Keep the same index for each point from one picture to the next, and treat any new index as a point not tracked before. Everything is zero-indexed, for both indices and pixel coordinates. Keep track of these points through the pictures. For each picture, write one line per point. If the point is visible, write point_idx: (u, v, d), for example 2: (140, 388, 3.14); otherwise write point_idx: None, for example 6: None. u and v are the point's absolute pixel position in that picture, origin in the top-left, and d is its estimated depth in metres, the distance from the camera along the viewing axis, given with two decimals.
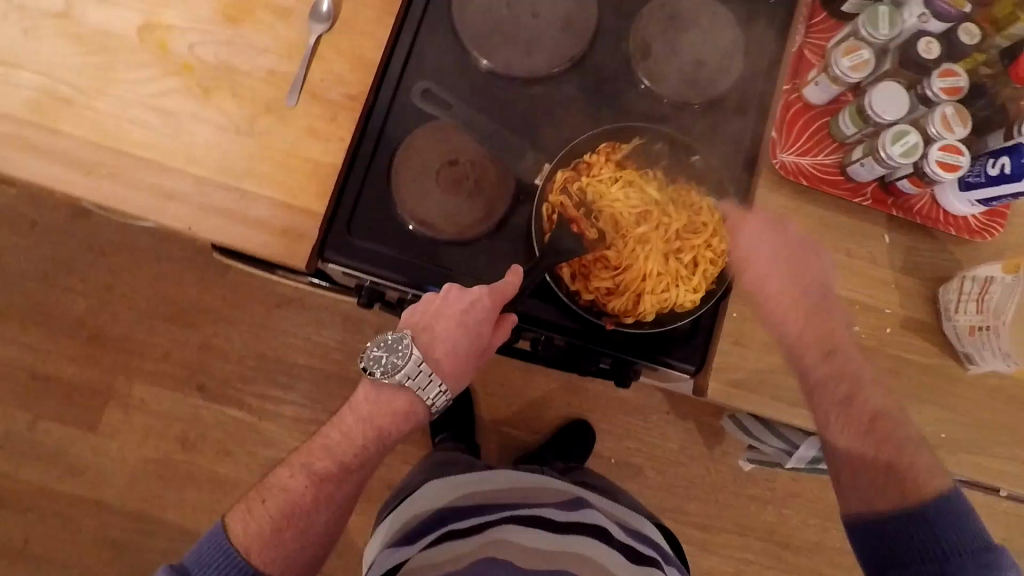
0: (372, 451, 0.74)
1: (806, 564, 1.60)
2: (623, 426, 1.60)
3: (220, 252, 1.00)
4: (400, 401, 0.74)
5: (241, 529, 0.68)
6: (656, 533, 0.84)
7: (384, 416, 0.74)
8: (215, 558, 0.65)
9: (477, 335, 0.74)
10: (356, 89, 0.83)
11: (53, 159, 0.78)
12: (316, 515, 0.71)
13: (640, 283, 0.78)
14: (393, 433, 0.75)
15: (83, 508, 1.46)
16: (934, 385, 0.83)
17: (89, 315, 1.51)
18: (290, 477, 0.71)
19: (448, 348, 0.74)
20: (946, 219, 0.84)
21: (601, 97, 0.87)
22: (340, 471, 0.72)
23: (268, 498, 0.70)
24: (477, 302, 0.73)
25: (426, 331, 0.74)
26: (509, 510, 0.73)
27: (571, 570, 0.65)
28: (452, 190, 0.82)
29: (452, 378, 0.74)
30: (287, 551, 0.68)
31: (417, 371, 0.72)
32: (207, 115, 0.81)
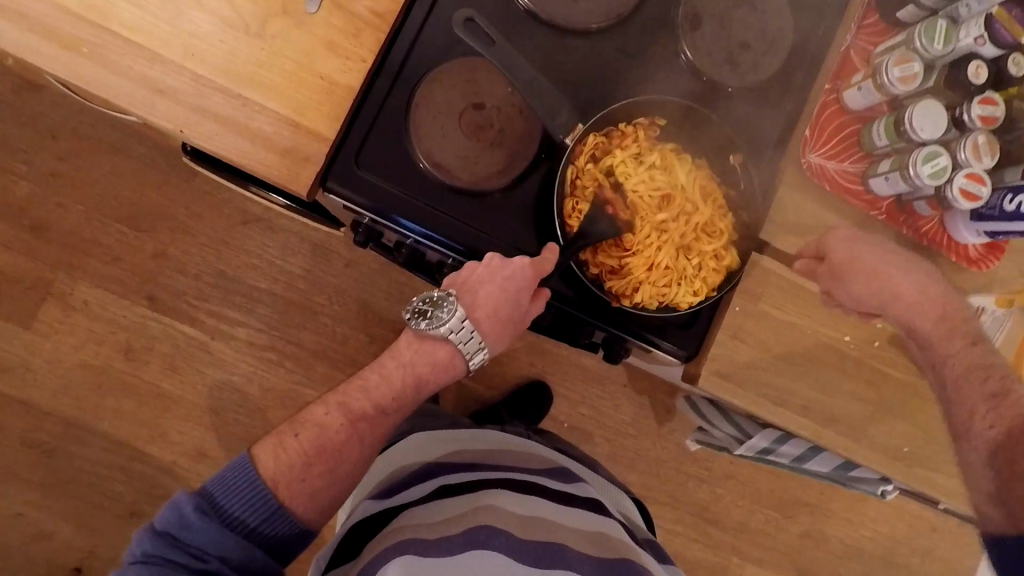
0: (408, 397, 0.74)
1: (729, 541, 1.70)
2: (580, 393, 1.62)
3: (190, 154, 0.97)
4: (441, 352, 0.74)
5: (269, 461, 0.64)
6: (635, 513, 0.86)
7: (425, 366, 0.74)
8: (242, 484, 0.61)
9: (517, 301, 0.73)
10: (385, 7, 0.76)
11: (22, 24, 0.68)
12: (346, 453, 0.68)
13: (644, 272, 0.76)
14: (431, 384, 0.75)
15: (10, 405, 1.37)
16: (901, 399, 0.87)
17: (32, 203, 1.38)
18: (325, 413, 0.69)
19: (488, 311, 0.73)
20: (949, 244, 0.85)
21: (641, 63, 0.83)
22: (375, 413, 0.71)
23: (301, 432, 0.67)
24: (521, 271, 0.72)
25: (471, 290, 0.73)
26: (503, 472, 0.72)
27: (568, 542, 0.63)
28: (474, 137, 0.77)
29: (492, 338, 0.75)
30: (314, 487, 0.65)
31: (461, 326, 0.73)
32: (212, 5, 0.72)
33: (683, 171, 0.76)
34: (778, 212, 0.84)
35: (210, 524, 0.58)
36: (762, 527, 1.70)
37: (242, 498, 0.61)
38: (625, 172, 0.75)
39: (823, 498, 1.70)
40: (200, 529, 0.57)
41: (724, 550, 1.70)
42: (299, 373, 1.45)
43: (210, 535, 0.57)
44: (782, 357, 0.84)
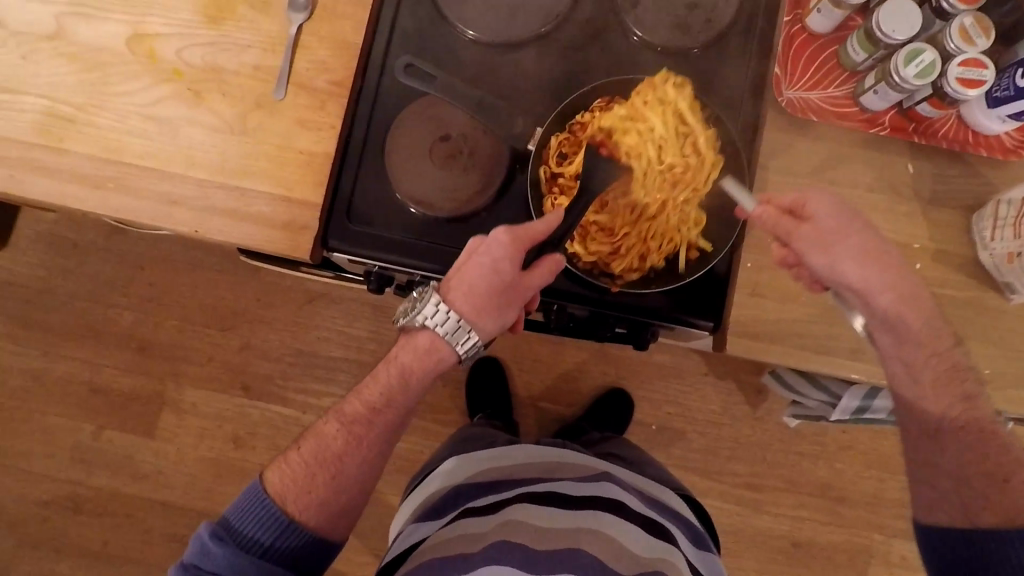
0: (401, 393, 0.72)
1: (867, 518, 1.50)
2: (663, 391, 1.52)
3: (246, 255, 1.03)
4: (424, 338, 0.72)
5: (278, 479, 0.68)
6: (684, 507, 0.88)
7: (411, 361, 0.72)
8: (253, 507, 0.65)
9: (496, 272, 0.70)
10: (342, 75, 0.83)
11: (61, 177, 0.81)
12: (348, 459, 0.69)
13: (644, 244, 0.77)
14: (424, 374, 0.72)
15: (150, 508, 1.52)
16: (972, 318, 0.78)
17: (136, 327, 1.56)
18: (325, 424, 0.71)
19: (467, 292, 0.70)
20: (976, 139, 0.79)
21: (590, 53, 0.84)
22: (370, 415, 0.71)
23: (303, 445, 0.70)
24: (495, 242, 0.69)
25: (449, 275, 0.72)
26: (527, 487, 0.79)
27: (584, 547, 0.68)
28: (446, 166, 0.82)
29: (477, 317, 0.70)
30: (321, 497, 0.67)
31: (436, 310, 0.70)
32: (201, 119, 0.82)
33: (660, 123, 0.75)
34: (771, 157, 0.80)
35: (225, 549, 0.62)
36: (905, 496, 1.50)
37: (253, 519, 0.64)
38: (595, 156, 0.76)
39: None
40: (217, 555, 0.61)
41: (866, 529, 1.50)
42: None
43: (226, 559, 0.61)
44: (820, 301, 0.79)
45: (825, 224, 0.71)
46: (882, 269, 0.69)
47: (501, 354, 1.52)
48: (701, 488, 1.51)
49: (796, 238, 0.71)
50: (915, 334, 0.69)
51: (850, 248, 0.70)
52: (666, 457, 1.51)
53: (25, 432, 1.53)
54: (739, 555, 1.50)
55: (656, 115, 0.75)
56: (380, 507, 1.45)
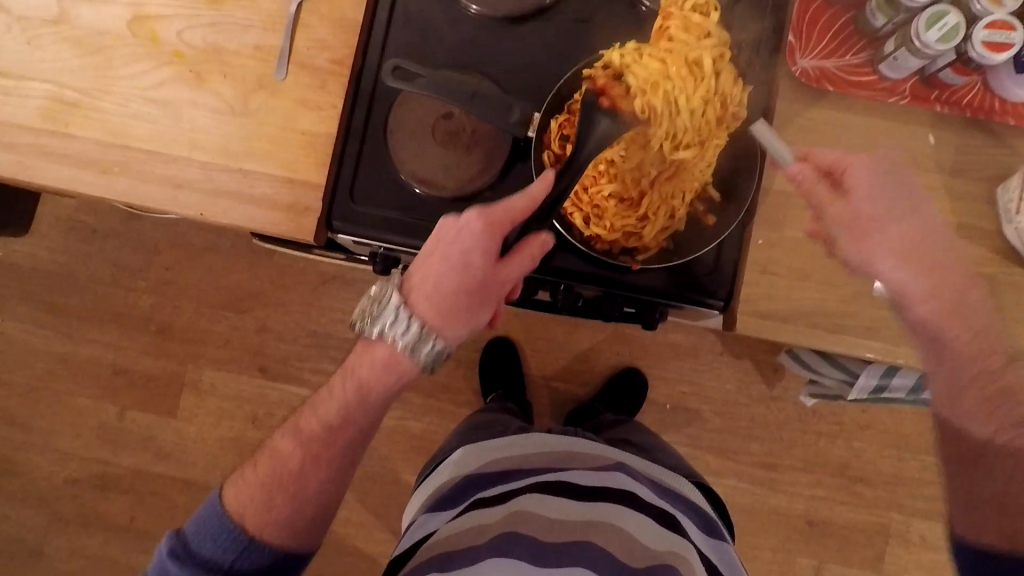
0: (359, 409, 0.70)
1: (885, 498, 1.48)
2: (677, 371, 1.50)
3: (257, 238, 1.03)
4: (383, 349, 0.69)
5: (236, 497, 0.68)
6: (699, 495, 0.87)
7: (368, 376, 0.70)
8: (211, 527, 0.66)
9: (466, 267, 0.66)
10: (342, 53, 0.82)
11: (69, 162, 0.81)
12: (307, 476, 0.69)
13: (669, 202, 0.74)
14: (381, 386, 0.70)
15: (175, 485, 1.56)
16: (994, 294, 0.76)
17: (155, 311, 1.58)
18: (284, 440, 0.71)
19: (432, 292, 0.67)
20: (1003, 107, 0.75)
21: (595, 25, 0.82)
22: (329, 431, 0.70)
23: (263, 462, 0.70)
24: (463, 233, 0.67)
25: (413, 272, 0.69)
26: (535, 477, 0.78)
27: (592, 539, 0.70)
28: (449, 145, 0.80)
29: (444, 317, 0.67)
30: (280, 516, 0.67)
31: (397, 315, 0.67)
32: (204, 101, 0.82)
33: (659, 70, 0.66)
34: (783, 131, 0.78)
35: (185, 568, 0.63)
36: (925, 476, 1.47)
37: (212, 540, 0.65)
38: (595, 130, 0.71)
39: None
40: None
41: (884, 509, 1.48)
42: (398, 409, 1.48)
43: None
44: (832, 278, 0.77)
45: (861, 207, 0.72)
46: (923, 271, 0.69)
47: (514, 334, 1.51)
48: (716, 468, 1.49)
49: (830, 213, 0.73)
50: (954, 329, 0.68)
51: (882, 235, 0.71)
52: (682, 437, 1.50)
53: (53, 412, 1.57)
54: (756, 534, 1.49)
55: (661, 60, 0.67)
56: (395, 485, 1.47)
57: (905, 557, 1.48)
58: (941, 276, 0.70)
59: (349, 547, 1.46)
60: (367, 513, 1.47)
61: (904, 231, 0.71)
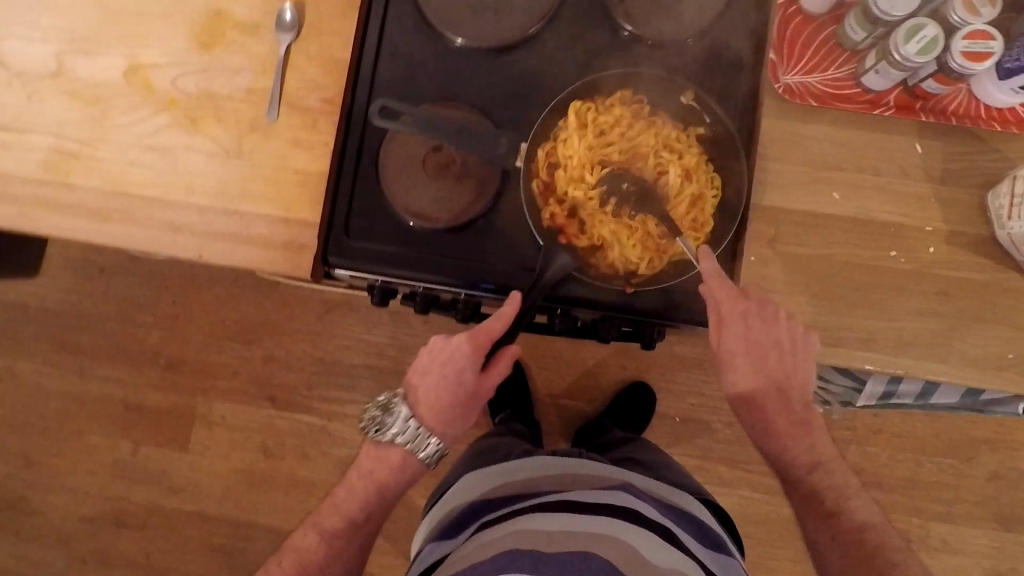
0: (380, 500, 0.77)
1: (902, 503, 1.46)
2: (684, 383, 1.50)
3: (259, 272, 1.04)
4: (395, 454, 0.76)
5: None
6: (707, 515, 0.86)
7: (386, 472, 0.76)
8: None
9: (461, 381, 0.75)
10: (332, 92, 0.83)
11: (70, 211, 0.83)
12: (331, 568, 0.74)
13: (659, 240, 0.76)
14: (396, 484, 0.77)
15: (189, 519, 1.57)
16: (993, 300, 0.75)
17: (163, 345, 1.59)
18: (303, 538, 0.75)
19: (430, 403, 0.76)
20: (988, 114, 0.76)
21: (579, 52, 0.83)
22: (350, 527, 0.75)
23: (284, 561, 0.74)
24: (457, 349, 0.75)
25: (412, 382, 0.78)
26: (539, 498, 0.78)
27: (595, 548, 0.68)
28: (440, 177, 0.81)
29: (444, 424, 0.76)
30: None
31: (406, 426, 0.75)
32: (200, 145, 0.83)
33: (638, 131, 0.77)
34: (771, 147, 0.78)
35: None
36: (943, 479, 1.44)
37: None
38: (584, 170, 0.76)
39: (1004, 429, 1.44)
40: None
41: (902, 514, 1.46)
42: None
43: None
44: (828, 291, 0.77)
45: (726, 344, 0.75)
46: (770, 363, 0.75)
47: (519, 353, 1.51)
48: (729, 479, 1.48)
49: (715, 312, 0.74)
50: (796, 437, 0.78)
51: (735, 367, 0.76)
52: (693, 450, 1.49)
53: (65, 452, 1.58)
54: (774, 545, 1.47)
55: (638, 123, 0.77)
56: (407, 511, 1.47)
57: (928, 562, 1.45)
58: (791, 392, 0.77)
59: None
60: (381, 539, 1.46)
61: (761, 359, 0.75)
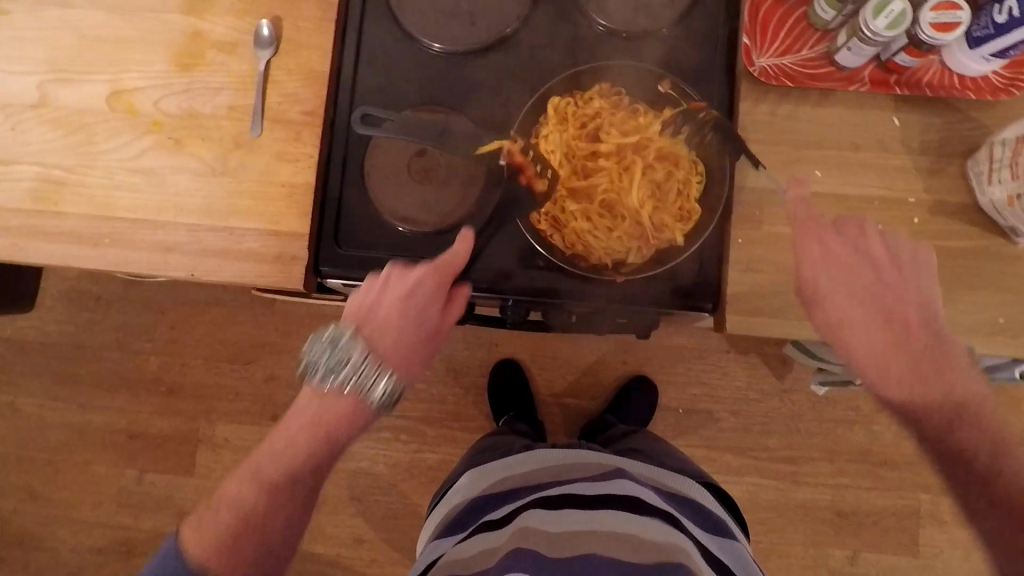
0: (326, 448, 0.68)
1: (909, 479, 1.46)
2: (685, 374, 1.50)
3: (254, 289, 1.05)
4: (346, 397, 0.68)
5: (193, 545, 0.64)
6: (709, 498, 0.86)
7: (332, 417, 0.68)
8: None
9: (423, 319, 0.71)
10: (314, 104, 0.84)
11: (60, 238, 0.83)
12: (273, 523, 0.66)
13: (646, 228, 0.76)
14: (346, 430, 0.69)
15: None
16: (982, 267, 0.76)
17: (163, 370, 1.59)
18: (241, 487, 0.67)
19: (389, 339, 0.70)
20: (963, 83, 0.77)
21: (555, 49, 0.84)
22: (292, 478, 0.67)
23: (220, 512, 0.66)
24: (420, 283, 0.72)
25: (361, 322, 0.70)
26: (540, 492, 0.78)
27: (598, 549, 0.68)
28: (426, 180, 0.82)
29: (405, 363, 0.70)
30: (244, 567, 0.64)
31: (360, 365, 0.67)
32: (186, 165, 0.84)
33: (617, 121, 0.78)
34: (751, 130, 0.79)
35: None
36: None
37: None
38: (565, 163, 0.78)
39: (1008, 399, 1.44)
40: None
41: (910, 490, 1.46)
42: (412, 443, 1.48)
43: None
44: None
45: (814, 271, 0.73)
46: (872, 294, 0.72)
47: (519, 355, 1.51)
48: (736, 467, 1.48)
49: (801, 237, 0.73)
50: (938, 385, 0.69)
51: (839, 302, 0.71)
52: (698, 440, 1.49)
53: (71, 483, 1.57)
54: (785, 530, 1.47)
55: (617, 113, 0.78)
56: (417, 519, 1.47)
57: (939, 537, 1.45)
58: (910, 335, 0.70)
59: None
60: (392, 549, 1.46)
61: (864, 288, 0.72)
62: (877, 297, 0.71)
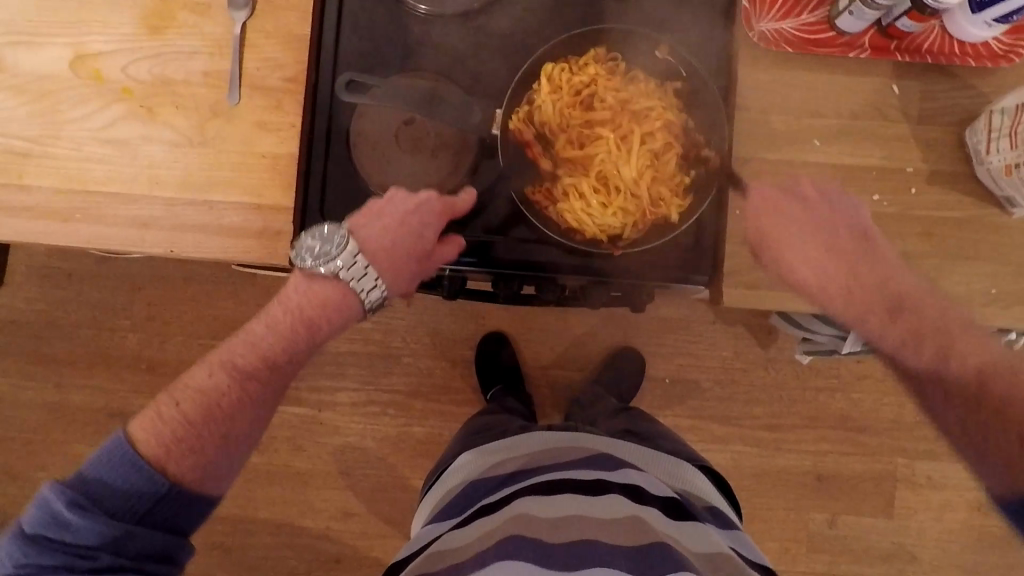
0: (301, 342, 0.72)
1: (888, 444, 1.50)
2: (672, 344, 1.50)
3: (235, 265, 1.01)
4: (332, 289, 0.72)
5: (147, 437, 0.64)
6: (706, 487, 0.86)
7: (312, 310, 0.72)
8: (121, 464, 0.60)
9: (419, 237, 0.73)
10: (295, 70, 0.80)
11: (26, 213, 0.78)
12: (242, 411, 0.68)
13: (639, 199, 0.74)
14: (323, 328, 0.72)
15: None
16: (974, 237, 0.76)
17: (142, 347, 1.54)
18: (207, 376, 0.69)
19: (381, 245, 0.72)
20: (963, 49, 0.75)
21: (548, 12, 0.81)
22: (265, 368, 0.70)
23: (181, 400, 0.67)
24: (427, 205, 0.73)
25: (360, 223, 0.73)
26: (539, 476, 0.77)
27: (598, 537, 0.68)
28: (415, 150, 0.79)
29: (391, 274, 0.73)
30: (208, 457, 0.65)
31: (352, 262, 0.71)
32: (160, 136, 0.80)
33: (612, 89, 0.75)
34: (749, 98, 0.77)
35: (90, 520, 0.57)
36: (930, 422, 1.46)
37: (124, 477, 0.60)
38: (559, 131, 0.76)
39: None
40: (81, 525, 0.57)
41: (888, 455, 1.50)
42: (400, 417, 1.47)
43: (92, 528, 0.57)
44: None
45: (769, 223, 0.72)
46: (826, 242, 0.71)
47: (507, 328, 1.50)
48: (721, 435, 1.50)
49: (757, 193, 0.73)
50: (948, 338, 0.67)
51: (808, 256, 0.71)
52: (684, 410, 1.51)
53: (51, 464, 1.53)
54: (768, 495, 1.50)
55: (612, 80, 0.75)
56: (407, 492, 1.47)
57: (914, 499, 1.50)
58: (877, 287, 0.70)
59: (369, 559, 1.45)
60: (382, 522, 1.46)
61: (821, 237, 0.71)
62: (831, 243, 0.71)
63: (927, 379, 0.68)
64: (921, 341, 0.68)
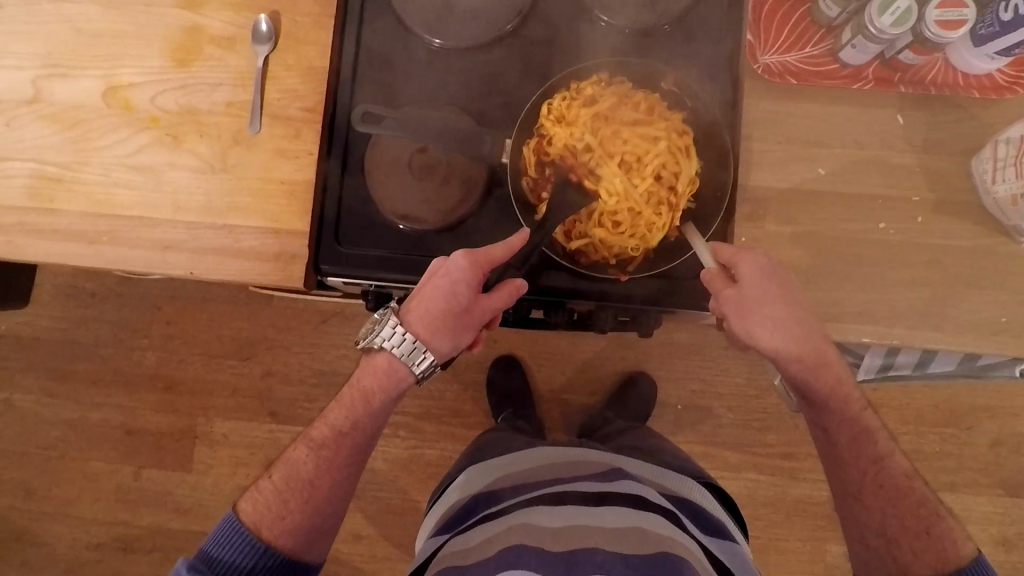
0: (363, 409, 0.77)
1: None
2: (683, 370, 1.50)
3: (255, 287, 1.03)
4: (382, 359, 0.77)
5: (251, 508, 0.74)
6: (712, 503, 0.85)
7: (370, 379, 0.77)
8: (230, 536, 0.71)
9: (453, 294, 0.73)
10: (313, 100, 0.83)
11: (56, 237, 0.82)
12: (320, 479, 0.76)
13: (654, 224, 0.73)
14: (385, 394, 0.77)
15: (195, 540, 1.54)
16: (983, 266, 0.76)
17: (160, 366, 1.57)
18: (294, 450, 0.78)
19: (421, 310, 0.74)
20: (967, 81, 0.77)
21: (559, 44, 0.83)
22: (337, 437, 0.77)
23: (275, 473, 0.76)
24: (454, 264, 0.72)
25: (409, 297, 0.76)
26: (543, 489, 0.79)
27: (600, 544, 0.67)
28: (428, 178, 0.82)
29: (436, 335, 0.74)
30: (295, 522, 0.73)
31: (396, 335, 0.74)
32: (184, 162, 0.83)
33: (621, 113, 0.74)
34: (754, 128, 0.79)
35: None
36: (951, 453, 1.41)
37: (233, 548, 0.70)
38: (569, 158, 0.73)
39: (1007, 396, 1.41)
40: None
41: None
42: (411, 439, 1.48)
43: None
44: (820, 269, 0.77)
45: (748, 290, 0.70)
46: (795, 317, 0.71)
47: (518, 351, 1.50)
48: (734, 463, 1.48)
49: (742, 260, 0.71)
50: (882, 443, 0.74)
51: (774, 317, 0.70)
52: (696, 436, 1.49)
53: (69, 481, 1.56)
54: (783, 525, 1.47)
55: (620, 105, 0.74)
56: (416, 515, 1.47)
57: None
58: (828, 367, 0.72)
59: None
60: (391, 545, 1.46)
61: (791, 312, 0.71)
62: (798, 319, 0.71)
63: (863, 475, 0.74)
64: (870, 442, 0.74)
